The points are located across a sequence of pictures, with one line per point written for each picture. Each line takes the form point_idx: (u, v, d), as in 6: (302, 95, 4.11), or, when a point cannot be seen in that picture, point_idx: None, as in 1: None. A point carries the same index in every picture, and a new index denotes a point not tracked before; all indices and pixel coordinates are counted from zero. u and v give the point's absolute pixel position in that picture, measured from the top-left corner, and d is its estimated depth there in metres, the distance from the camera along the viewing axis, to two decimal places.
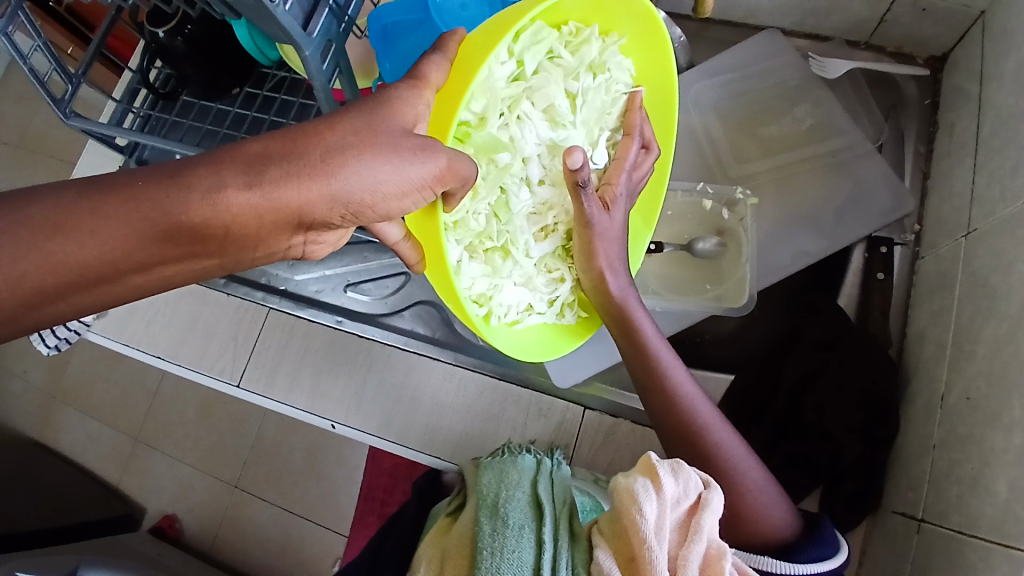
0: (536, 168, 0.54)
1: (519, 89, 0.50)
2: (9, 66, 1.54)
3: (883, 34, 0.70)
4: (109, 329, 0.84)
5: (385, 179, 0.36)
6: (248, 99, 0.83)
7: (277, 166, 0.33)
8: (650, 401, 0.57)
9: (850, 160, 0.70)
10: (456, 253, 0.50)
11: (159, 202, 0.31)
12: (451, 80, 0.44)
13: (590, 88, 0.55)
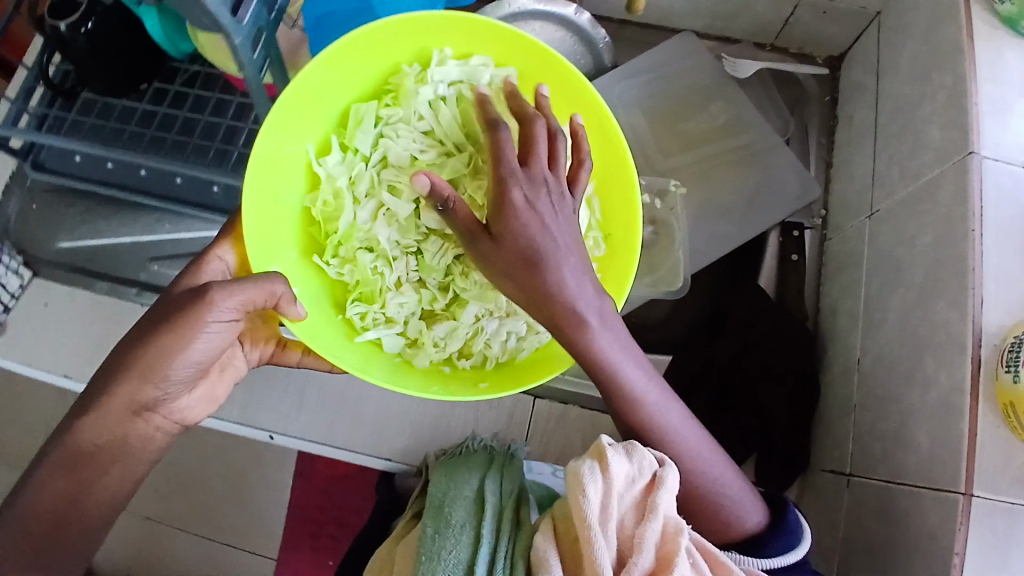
0: (427, 215, 0.60)
1: (373, 177, 0.62)
2: None
3: (788, 35, 0.77)
4: (9, 352, 0.75)
5: (197, 345, 0.50)
6: (157, 95, 0.77)
7: (121, 382, 0.49)
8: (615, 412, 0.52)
9: (760, 153, 0.75)
10: (410, 327, 0.62)
11: (66, 442, 0.49)
12: (278, 213, 0.57)
13: (441, 117, 0.61)
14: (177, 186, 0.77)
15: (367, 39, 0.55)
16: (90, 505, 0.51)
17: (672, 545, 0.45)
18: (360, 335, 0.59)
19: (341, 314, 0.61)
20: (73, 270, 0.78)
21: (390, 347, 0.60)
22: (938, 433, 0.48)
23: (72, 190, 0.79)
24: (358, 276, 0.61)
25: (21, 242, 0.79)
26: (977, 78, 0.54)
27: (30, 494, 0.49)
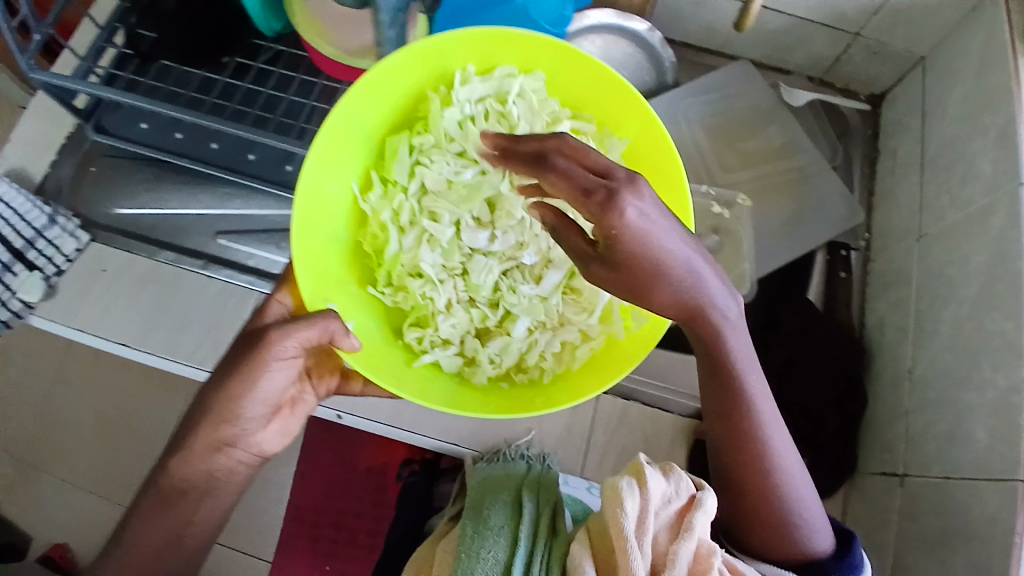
0: (468, 232, 0.63)
1: (413, 207, 0.63)
2: None
3: (837, 71, 0.83)
4: (54, 313, 0.74)
5: (261, 386, 0.54)
6: (237, 70, 0.77)
7: (203, 425, 0.54)
8: (716, 408, 0.55)
9: (811, 176, 0.79)
10: (468, 347, 0.63)
11: (161, 483, 0.55)
12: (325, 248, 0.59)
13: (471, 132, 0.62)
14: (250, 163, 0.78)
15: (394, 70, 0.57)
16: (185, 539, 0.56)
17: (705, 564, 0.47)
18: (419, 360, 0.61)
19: (400, 341, 0.63)
20: (131, 238, 0.77)
21: (448, 367, 0.62)
22: (998, 431, 0.53)
23: (140, 157, 0.79)
24: (411, 302, 0.63)
25: (79, 207, 0.79)
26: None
27: (134, 531, 0.55)
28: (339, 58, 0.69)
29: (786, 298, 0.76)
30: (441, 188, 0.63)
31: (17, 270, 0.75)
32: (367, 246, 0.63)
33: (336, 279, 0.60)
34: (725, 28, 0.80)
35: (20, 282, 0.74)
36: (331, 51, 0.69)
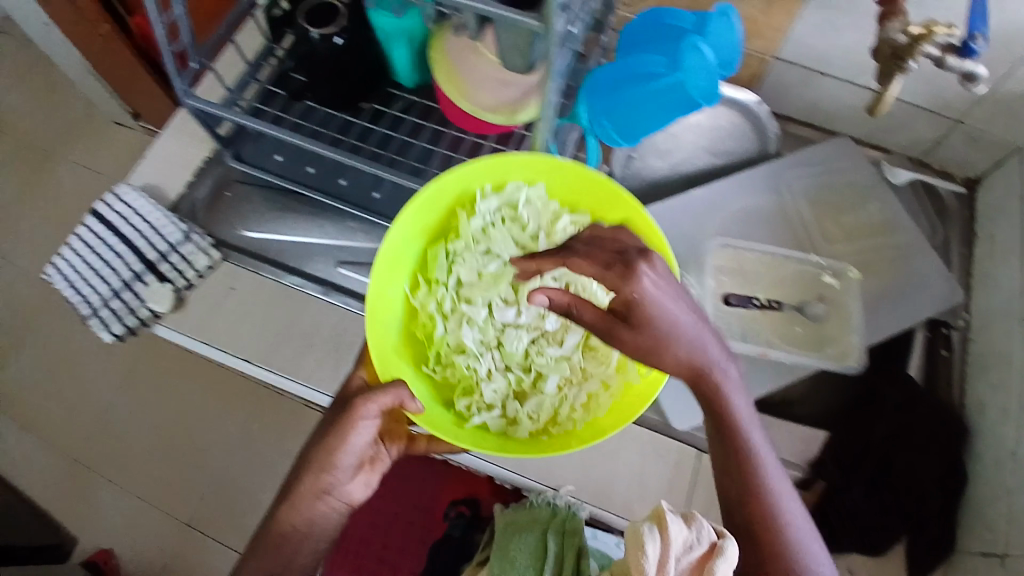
0: (500, 310, 0.69)
1: (451, 294, 0.69)
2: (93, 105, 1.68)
3: (935, 154, 0.86)
4: (184, 325, 0.79)
5: (350, 444, 0.59)
6: (372, 115, 0.84)
7: (302, 479, 0.59)
8: (731, 480, 0.52)
9: (910, 254, 0.80)
10: (507, 408, 0.66)
11: (267, 535, 0.59)
12: (383, 337, 0.64)
13: (496, 227, 0.69)
14: (375, 201, 0.83)
15: (428, 194, 0.66)
16: None
17: None
18: (467, 423, 0.65)
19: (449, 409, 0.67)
20: (263, 262, 0.82)
21: (494, 427, 0.65)
22: None
23: (271, 187, 0.85)
24: (456, 375, 0.67)
25: (214, 231, 0.84)
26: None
27: None
28: (474, 112, 0.74)
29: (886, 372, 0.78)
30: (473, 279, 0.69)
31: (148, 280, 0.79)
32: (414, 334, 0.68)
33: (392, 364, 0.64)
34: (828, 107, 0.84)
35: (150, 292, 0.79)
36: (467, 104, 0.74)
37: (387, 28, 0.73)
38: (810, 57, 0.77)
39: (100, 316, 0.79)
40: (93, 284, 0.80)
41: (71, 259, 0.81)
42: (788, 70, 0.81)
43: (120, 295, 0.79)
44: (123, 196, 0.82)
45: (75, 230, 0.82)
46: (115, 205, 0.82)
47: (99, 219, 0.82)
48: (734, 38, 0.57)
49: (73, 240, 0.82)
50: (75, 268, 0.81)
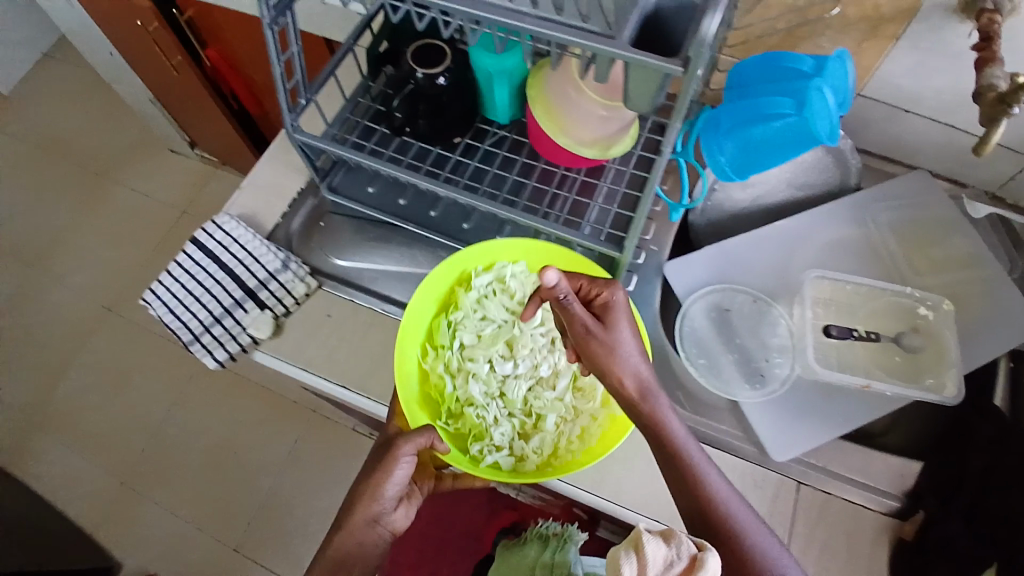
0: (499, 364, 0.77)
1: (457, 357, 0.76)
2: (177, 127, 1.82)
3: (1013, 188, 0.87)
4: (281, 351, 0.81)
5: (391, 481, 0.69)
6: (464, 149, 0.86)
7: (356, 508, 0.69)
8: (680, 491, 0.59)
9: (995, 286, 0.81)
10: (515, 446, 0.73)
11: (328, 552, 0.69)
12: (406, 395, 0.71)
13: (490, 298, 0.78)
14: (465, 231, 0.86)
15: (434, 274, 0.76)
16: None
17: None
18: (482, 463, 0.71)
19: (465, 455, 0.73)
20: (355, 288, 0.85)
21: (506, 465, 0.71)
22: None
23: (366, 220, 0.88)
24: (468, 426, 0.75)
25: (308, 258, 0.87)
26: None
27: None
28: (571, 146, 0.76)
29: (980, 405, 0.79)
30: (475, 339, 0.77)
31: (250, 307, 0.82)
32: (429, 394, 0.75)
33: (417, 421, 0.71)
34: (906, 140, 0.88)
35: (251, 318, 0.81)
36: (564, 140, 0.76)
37: (490, 68, 0.76)
38: (900, 94, 0.81)
39: (203, 341, 0.82)
40: (193, 310, 0.83)
41: (171, 286, 0.84)
42: (872, 107, 0.85)
43: (222, 321, 0.82)
44: (224, 226, 0.85)
45: (176, 258, 0.84)
46: (216, 234, 0.85)
47: (201, 248, 0.84)
48: (848, 84, 0.58)
49: (173, 267, 0.85)
50: (172, 294, 0.83)
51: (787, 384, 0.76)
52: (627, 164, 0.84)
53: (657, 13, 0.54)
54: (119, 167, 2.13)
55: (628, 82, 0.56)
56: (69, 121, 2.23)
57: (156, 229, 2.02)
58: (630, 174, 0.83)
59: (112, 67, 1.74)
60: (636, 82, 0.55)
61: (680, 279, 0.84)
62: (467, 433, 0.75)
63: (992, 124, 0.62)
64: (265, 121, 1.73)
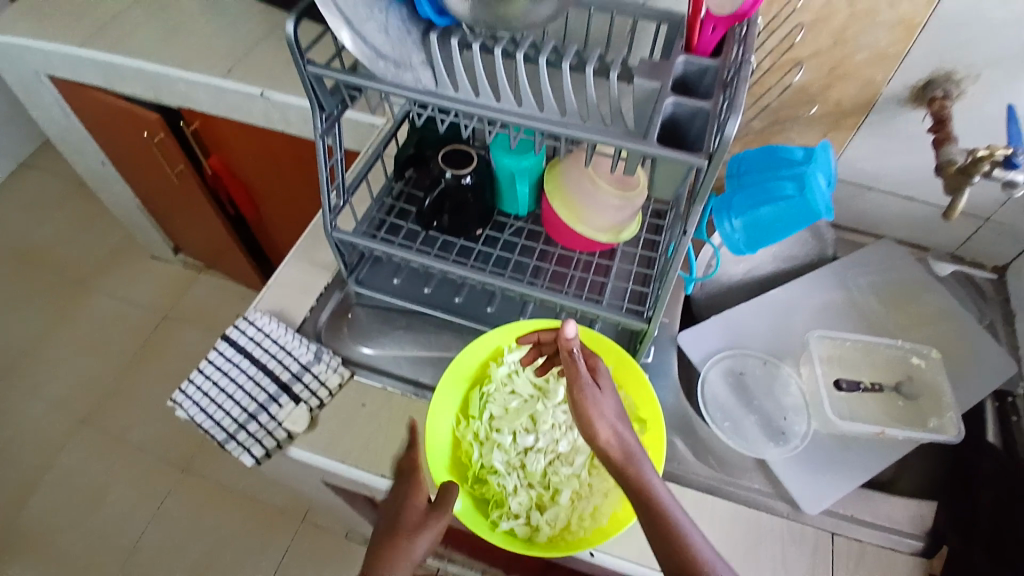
0: (523, 435, 0.73)
1: (484, 426, 0.74)
2: (182, 231, 1.90)
3: (967, 247, 1.02)
4: (316, 444, 0.81)
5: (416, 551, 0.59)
6: (485, 240, 0.93)
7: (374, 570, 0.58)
8: (659, 549, 0.52)
9: (969, 335, 0.92)
10: (530, 518, 0.69)
11: None
12: (433, 455, 0.71)
13: (519, 369, 0.77)
14: (489, 314, 0.90)
15: (463, 353, 0.75)
16: None
17: None
18: (497, 527, 0.67)
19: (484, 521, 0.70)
20: (382, 372, 0.87)
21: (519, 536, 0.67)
22: None
23: (392, 310, 0.92)
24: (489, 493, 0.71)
25: (336, 347, 0.90)
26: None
27: None
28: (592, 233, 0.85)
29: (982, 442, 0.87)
30: (502, 412, 0.75)
31: (284, 401, 0.82)
32: (459, 460, 0.74)
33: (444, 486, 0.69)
34: (871, 212, 1.03)
35: (286, 413, 0.81)
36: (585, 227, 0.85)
37: (511, 167, 0.86)
38: (864, 171, 0.97)
39: (239, 438, 0.81)
40: (226, 408, 0.82)
41: (201, 384, 0.84)
42: (839, 186, 1.01)
43: (257, 416, 0.81)
44: (256, 322, 0.87)
45: (207, 357, 0.85)
46: (248, 329, 0.87)
47: (232, 344, 0.86)
48: (832, 168, 0.68)
49: (203, 366, 0.85)
50: (204, 393, 0.83)
51: (807, 439, 0.82)
52: (637, 247, 0.92)
53: (672, 118, 0.64)
54: (97, 276, 2.10)
55: (653, 175, 0.64)
56: (47, 230, 2.21)
57: (132, 337, 1.96)
58: (640, 255, 0.91)
59: (105, 178, 1.78)
60: (661, 174, 0.63)
61: (694, 347, 0.91)
62: (487, 501, 0.71)
63: (958, 191, 0.74)
64: (258, 226, 1.77)
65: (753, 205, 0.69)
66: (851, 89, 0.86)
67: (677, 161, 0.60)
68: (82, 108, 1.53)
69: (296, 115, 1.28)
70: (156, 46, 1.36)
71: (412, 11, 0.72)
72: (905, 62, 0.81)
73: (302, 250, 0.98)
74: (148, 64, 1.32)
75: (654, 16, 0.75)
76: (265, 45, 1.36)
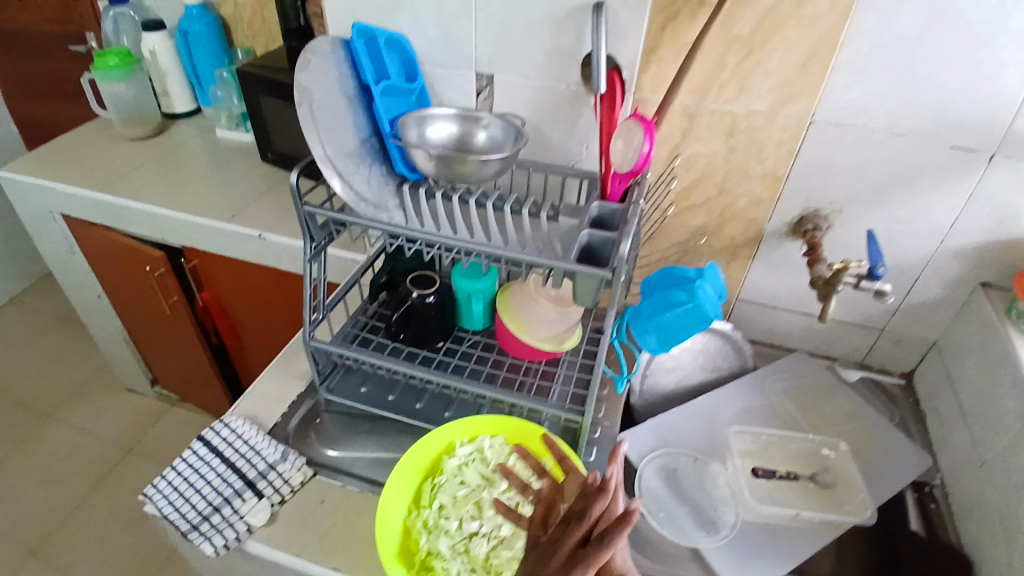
0: (469, 520, 0.79)
1: (433, 513, 0.80)
2: (160, 362, 1.98)
3: (871, 356, 1.19)
4: (273, 538, 0.85)
5: None
6: (445, 350, 1.06)
7: None
8: None
9: (881, 431, 1.05)
10: None
11: None
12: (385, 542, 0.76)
13: (468, 461, 0.84)
14: (446, 417, 1.00)
15: (416, 446, 0.84)
16: None
17: None
18: None
19: None
20: (341, 471, 0.94)
21: None
22: None
23: (360, 414, 1.01)
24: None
25: (303, 450, 0.96)
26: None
27: None
28: (534, 341, 0.98)
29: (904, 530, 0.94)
30: (451, 501, 0.81)
31: (248, 496, 0.87)
32: (407, 549, 0.78)
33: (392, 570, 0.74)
34: (781, 329, 1.20)
35: (249, 507, 0.86)
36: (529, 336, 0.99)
37: (468, 288, 1.02)
38: (767, 292, 1.16)
39: (203, 529, 0.85)
40: (194, 501, 0.88)
41: (173, 479, 0.90)
42: (750, 306, 1.20)
43: (220, 509, 0.86)
44: (231, 424, 0.96)
45: (182, 454, 0.92)
46: (222, 431, 0.95)
47: (206, 443, 0.94)
48: (720, 282, 0.86)
49: (179, 462, 0.92)
50: (175, 487, 0.90)
51: (735, 528, 0.89)
52: (578, 356, 1.06)
53: (589, 245, 0.82)
54: (66, 408, 2.11)
55: (575, 286, 0.80)
56: (24, 364, 2.27)
57: (94, 470, 1.94)
58: (581, 362, 1.05)
59: (97, 310, 1.90)
60: (581, 285, 0.79)
61: (632, 447, 1.00)
62: None
63: (828, 296, 0.91)
64: (239, 357, 1.87)
65: (657, 317, 0.85)
66: (740, 227, 1.08)
67: (591, 275, 0.76)
68: (89, 245, 1.70)
69: (286, 253, 1.47)
70: (167, 195, 1.57)
71: (390, 168, 0.93)
72: (777, 207, 1.04)
73: (280, 363, 1.09)
74: (158, 208, 1.53)
75: (579, 175, 1.01)
76: (265, 197, 1.59)
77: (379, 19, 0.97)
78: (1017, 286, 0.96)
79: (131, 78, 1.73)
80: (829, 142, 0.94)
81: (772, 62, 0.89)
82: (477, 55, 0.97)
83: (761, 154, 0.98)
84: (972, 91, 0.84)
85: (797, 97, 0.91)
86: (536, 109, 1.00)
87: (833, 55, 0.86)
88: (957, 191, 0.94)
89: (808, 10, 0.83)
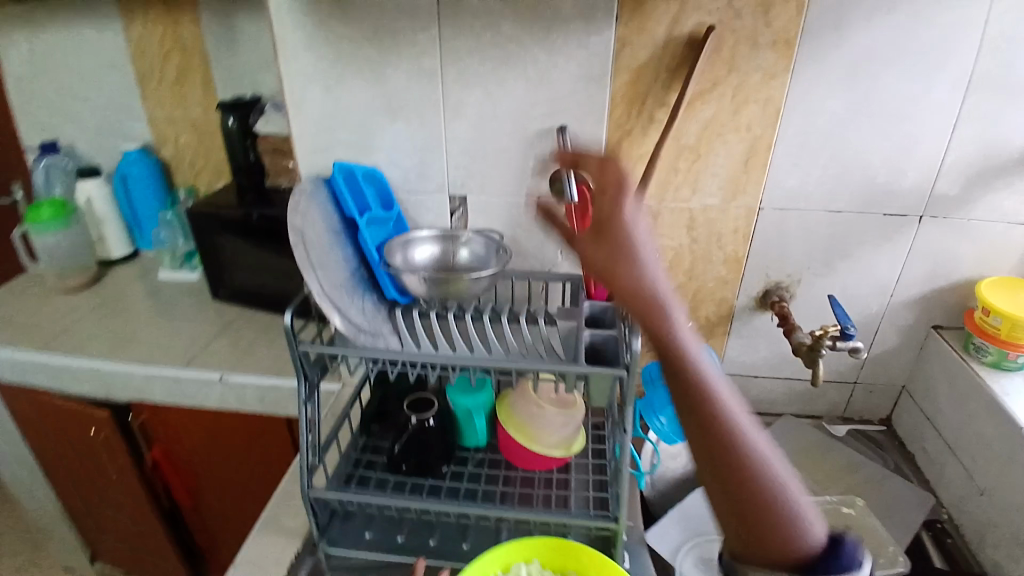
0: None
1: None
2: (102, 535, 1.76)
3: (850, 409, 1.25)
4: None
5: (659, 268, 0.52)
6: (451, 475, 1.02)
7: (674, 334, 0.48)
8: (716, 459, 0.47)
9: (884, 478, 1.10)
10: None
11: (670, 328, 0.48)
12: None
13: None
14: (466, 549, 0.94)
15: None
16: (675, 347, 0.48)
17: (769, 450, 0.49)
18: None
19: None
20: None
21: None
22: None
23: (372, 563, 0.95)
24: None
25: None
26: (1001, 400, 0.97)
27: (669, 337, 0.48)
28: (543, 449, 0.97)
29: (929, 571, 0.99)
30: None
31: None
32: None
33: None
34: (762, 396, 1.24)
35: None
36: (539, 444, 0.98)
37: (467, 404, 1.02)
38: (745, 362, 1.21)
39: None
40: None
41: None
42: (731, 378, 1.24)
43: None
44: None
45: None
46: None
47: None
48: None
49: None
50: None
51: None
52: (587, 458, 1.06)
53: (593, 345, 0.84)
54: None
55: (590, 388, 0.80)
56: None
57: None
58: (591, 463, 1.05)
59: (26, 485, 1.69)
60: (595, 386, 0.79)
61: (662, 543, 0.99)
62: None
63: (815, 362, 0.98)
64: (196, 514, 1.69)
65: (667, 406, 0.87)
66: (711, 306, 1.14)
67: (602, 375, 0.77)
68: (22, 415, 1.55)
69: (253, 391, 1.39)
70: (114, 347, 1.47)
71: (379, 296, 0.93)
72: (742, 283, 1.11)
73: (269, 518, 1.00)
74: (106, 363, 1.42)
75: (561, 278, 1.02)
76: (223, 335, 1.52)
77: (353, 158, 1.02)
78: (967, 323, 1.07)
79: (69, 229, 1.66)
80: (778, 224, 1.04)
81: (719, 163, 0.99)
82: (449, 179, 1.02)
83: (721, 240, 1.07)
84: (893, 167, 0.97)
85: (744, 191, 1.01)
86: (509, 223, 1.05)
87: (769, 154, 0.97)
88: (897, 251, 1.05)
89: (743, 117, 0.94)
